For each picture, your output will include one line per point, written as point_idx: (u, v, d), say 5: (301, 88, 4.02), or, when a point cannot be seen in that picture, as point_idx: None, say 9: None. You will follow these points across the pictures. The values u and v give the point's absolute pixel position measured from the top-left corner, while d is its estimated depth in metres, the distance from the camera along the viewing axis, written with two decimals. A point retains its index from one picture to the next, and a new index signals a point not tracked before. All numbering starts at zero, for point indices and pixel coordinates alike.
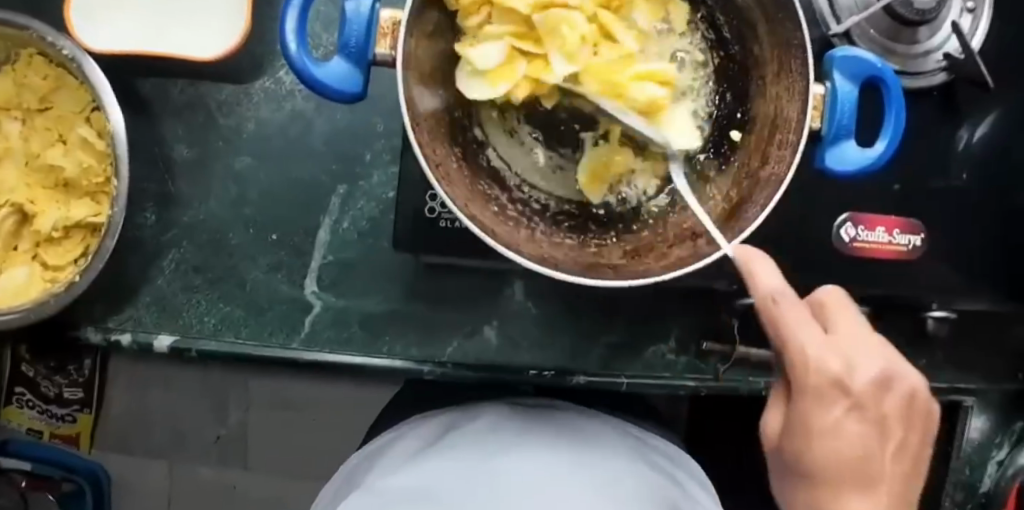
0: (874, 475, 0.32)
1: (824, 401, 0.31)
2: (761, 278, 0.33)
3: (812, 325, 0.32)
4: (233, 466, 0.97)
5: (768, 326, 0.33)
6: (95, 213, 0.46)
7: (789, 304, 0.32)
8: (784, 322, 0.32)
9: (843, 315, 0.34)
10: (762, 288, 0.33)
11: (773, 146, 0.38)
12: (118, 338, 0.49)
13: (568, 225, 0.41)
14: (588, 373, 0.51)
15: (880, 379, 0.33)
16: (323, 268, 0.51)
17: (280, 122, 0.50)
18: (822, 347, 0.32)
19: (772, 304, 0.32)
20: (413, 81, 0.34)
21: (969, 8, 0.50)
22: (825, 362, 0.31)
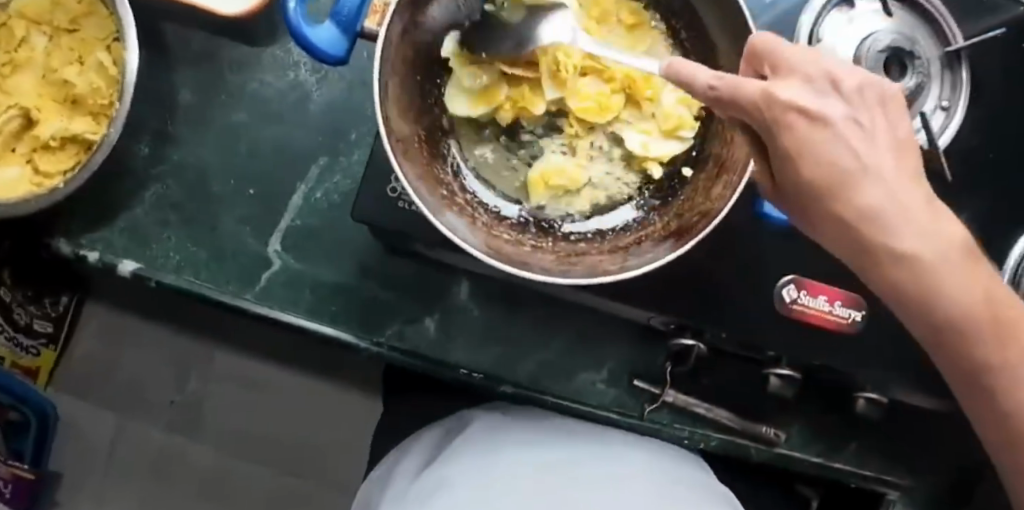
0: (923, 205, 0.33)
1: (874, 189, 0.32)
2: (707, 78, 0.31)
3: (824, 116, 0.31)
4: (181, 435, 0.96)
5: (769, 129, 0.31)
6: (92, 131, 0.49)
7: (786, 107, 0.30)
8: (788, 123, 0.30)
9: (802, 55, 0.32)
10: (734, 92, 0.30)
11: (716, 185, 0.40)
12: (86, 255, 0.52)
13: (511, 221, 0.43)
14: (518, 385, 0.52)
15: (862, 86, 0.32)
16: (289, 230, 0.53)
17: (281, 88, 0.54)
18: (823, 141, 0.31)
19: (789, 108, 0.30)
20: (392, 56, 0.38)
21: (943, 107, 0.51)
22: (822, 149, 0.31)
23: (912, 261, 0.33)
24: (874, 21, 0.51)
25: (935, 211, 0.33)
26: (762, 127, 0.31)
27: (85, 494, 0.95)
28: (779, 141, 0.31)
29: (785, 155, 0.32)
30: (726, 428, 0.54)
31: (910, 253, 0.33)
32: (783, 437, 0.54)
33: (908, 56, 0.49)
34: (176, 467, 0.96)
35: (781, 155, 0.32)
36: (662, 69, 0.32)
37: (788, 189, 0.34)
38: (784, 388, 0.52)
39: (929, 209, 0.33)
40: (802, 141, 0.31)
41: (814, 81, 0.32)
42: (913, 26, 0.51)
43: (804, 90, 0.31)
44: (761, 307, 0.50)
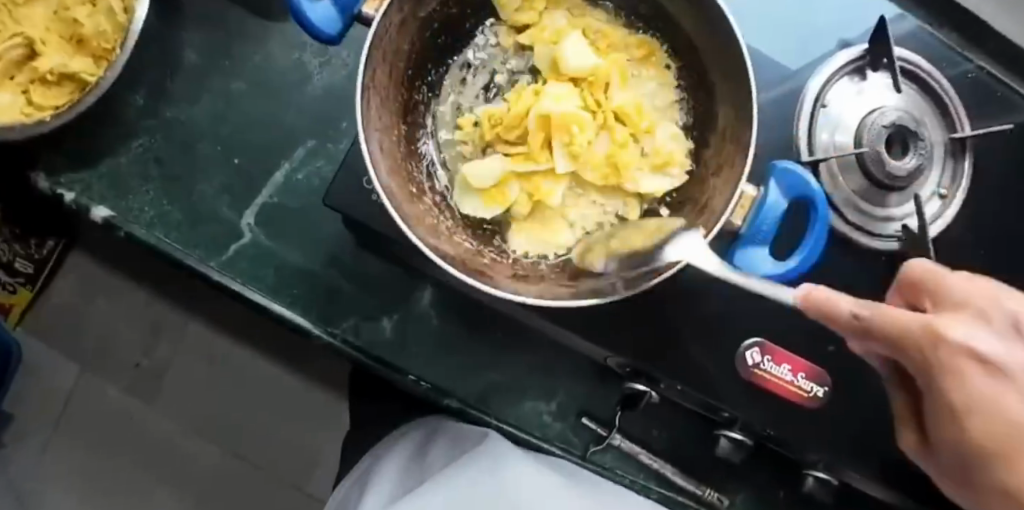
0: None
1: (994, 424, 0.29)
2: (846, 305, 0.32)
3: (995, 359, 0.29)
4: (138, 398, 0.95)
5: (924, 368, 0.30)
6: (88, 72, 0.50)
7: (957, 349, 0.29)
8: (952, 371, 0.29)
9: (982, 291, 0.32)
10: (881, 320, 0.31)
11: (688, 230, 0.40)
12: (63, 194, 0.51)
13: (472, 230, 0.43)
14: (464, 401, 0.52)
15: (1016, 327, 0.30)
16: (265, 206, 0.53)
17: (285, 64, 0.53)
18: (1001, 393, 0.29)
19: (958, 351, 0.29)
20: (383, 45, 0.37)
21: (940, 194, 0.51)
22: (991, 404, 0.29)
23: (1004, 492, 0.30)
24: (885, 96, 0.50)
25: None
26: (886, 346, 0.32)
27: (32, 441, 0.93)
28: (939, 383, 0.30)
29: (943, 403, 0.31)
30: (669, 482, 0.53)
31: (1007, 479, 0.30)
32: (725, 502, 0.53)
33: (909, 135, 0.49)
34: (128, 429, 0.94)
35: (938, 402, 0.31)
36: (798, 293, 0.35)
37: (942, 443, 0.33)
38: (732, 452, 0.51)
39: None
40: (967, 397, 0.30)
41: (999, 326, 0.30)
42: (923, 109, 0.51)
43: (977, 328, 0.30)
44: (718, 364, 0.49)
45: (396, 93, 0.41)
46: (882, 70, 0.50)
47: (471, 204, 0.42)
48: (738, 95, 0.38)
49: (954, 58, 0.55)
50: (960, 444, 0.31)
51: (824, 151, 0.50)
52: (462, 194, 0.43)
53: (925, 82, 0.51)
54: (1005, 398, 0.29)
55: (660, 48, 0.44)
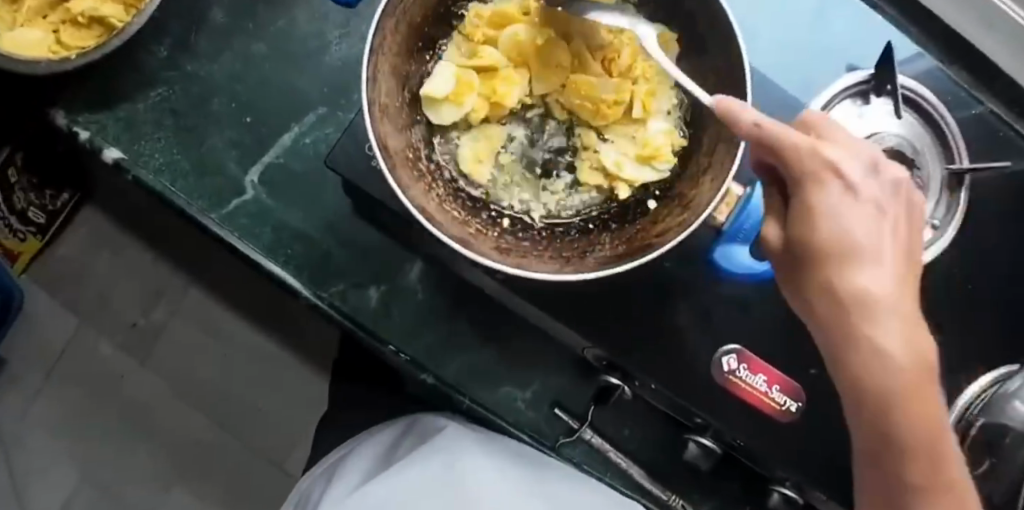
0: (907, 287, 0.33)
1: (850, 234, 0.32)
2: (750, 117, 0.32)
3: (855, 187, 0.32)
4: (132, 358, 0.96)
5: (798, 177, 0.33)
6: (118, 18, 0.52)
7: (819, 161, 0.32)
8: (813, 178, 0.32)
9: (857, 144, 0.34)
10: (775, 131, 0.31)
11: (672, 222, 0.40)
12: (78, 132, 0.53)
13: (459, 201, 0.43)
14: (440, 378, 0.52)
15: (890, 180, 0.34)
16: (270, 165, 0.54)
17: (306, 32, 0.55)
18: (850, 212, 0.32)
19: (823, 164, 0.32)
20: (396, 9, 0.39)
21: (933, 224, 0.51)
22: (838, 216, 0.32)
23: (873, 317, 0.31)
24: (885, 121, 0.51)
25: (905, 285, 0.32)
26: (774, 158, 0.33)
27: (24, 389, 0.95)
28: (808, 194, 0.32)
29: (805, 208, 0.33)
30: (636, 483, 0.53)
31: (857, 288, 0.32)
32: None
33: (905, 162, 0.50)
34: (118, 387, 0.96)
35: (800, 207, 0.33)
36: (712, 103, 0.34)
37: (795, 248, 0.34)
38: (700, 457, 0.51)
39: (901, 283, 0.32)
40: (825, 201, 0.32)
41: (860, 158, 0.33)
42: (922, 137, 0.51)
43: (851, 157, 0.33)
44: (696, 368, 0.49)
45: (405, 59, 0.42)
46: (886, 96, 0.51)
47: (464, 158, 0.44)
48: (735, 93, 0.39)
49: (965, 100, 0.55)
50: (813, 257, 0.33)
51: None
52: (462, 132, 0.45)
53: (929, 112, 0.52)
54: (846, 205, 0.32)
55: (676, 36, 0.44)
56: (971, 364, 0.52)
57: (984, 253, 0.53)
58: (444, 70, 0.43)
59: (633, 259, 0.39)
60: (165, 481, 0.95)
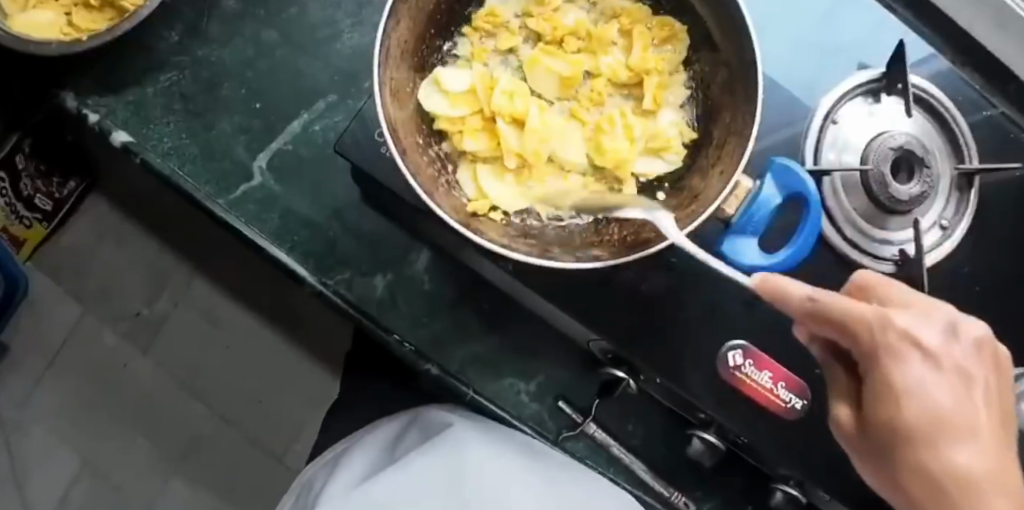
0: (1004, 464, 0.34)
1: (965, 416, 0.35)
2: (802, 290, 0.37)
3: (934, 355, 0.36)
4: (134, 347, 0.96)
5: (873, 349, 0.36)
6: (131, 1, 0.52)
7: (898, 335, 0.36)
8: (892, 352, 0.36)
9: (909, 299, 0.38)
10: (832, 307, 0.36)
11: (681, 214, 0.40)
12: (87, 114, 0.53)
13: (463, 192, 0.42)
14: (444, 369, 0.52)
15: (977, 345, 0.37)
16: (279, 151, 0.54)
17: (318, 20, 0.55)
18: (931, 381, 0.35)
19: (895, 337, 0.36)
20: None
21: (942, 225, 0.51)
22: (922, 391, 0.35)
23: (944, 464, 0.33)
24: (896, 119, 0.51)
25: (1000, 455, 0.34)
26: (836, 332, 0.37)
27: (24, 376, 0.95)
28: (883, 364, 0.36)
29: (891, 387, 0.36)
30: (639, 479, 0.53)
31: (954, 462, 0.33)
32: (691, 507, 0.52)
33: (915, 161, 0.49)
34: (119, 376, 0.96)
35: (881, 383, 0.37)
36: (753, 281, 0.39)
37: (875, 427, 0.37)
38: (703, 454, 0.51)
39: (998, 458, 0.34)
40: (905, 376, 0.35)
41: (938, 323, 0.37)
42: (933, 136, 0.51)
43: (926, 326, 0.36)
44: (701, 363, 0.49)
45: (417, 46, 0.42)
46: (897, 94, 0.51)
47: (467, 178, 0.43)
48: (746, 84, 0.39)
49: (976, 100, 0.55)
50: (888, 416, 0.36)
51: None
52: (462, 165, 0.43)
53: (940, 112, 0.52)
54: (945, 383, 0.35)
55: (684, 32, 0.44)
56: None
57: (992, 254, 0.52)
58: (449, 71, 0.43)
59: (641, 249, 0.39)
60: (163, 471, 0.94)
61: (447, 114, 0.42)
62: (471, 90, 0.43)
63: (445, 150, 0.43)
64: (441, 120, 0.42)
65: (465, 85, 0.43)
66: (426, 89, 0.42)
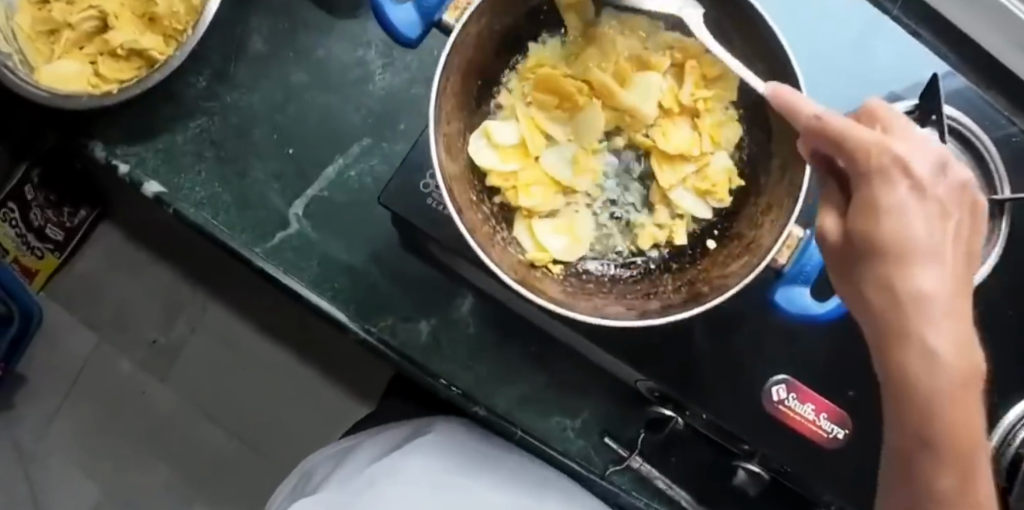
0: (961, 294, 0.28)
1: (938, 254, 0.28)
2: (810, 109, 0.29)
3: (922, 183, 0.28)
4: (150, 374, 0.96)
5: (863, 170, 0.28)
6: (158, 51, 0.51)
7: (892, 155, 0.28)
8: (884, 171, 0.28)
9: (914, 132, 0.30)
10: (837, 127, 0.28)
11: (733, 264, 0.40)
12: (118, 165, 0.53)
13: (516, 246, 0.41)
14: (491, 409, 0.53)
15: (953, 181, 0.29)
16: (315, 198, 0.54)
17: (347, 61, 0.54)
18: (908, 206, 0.27)
19: (888, 156, 0.28)
20: (462, 57, 0.39)
21: None
22: (900, 209, 0.28)
23: (907, 285, 0.27)
24: None
25: (963, 298, 0.28)
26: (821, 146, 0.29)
27: (42, 407, 0.94)
28: (869, 187, 0.28)
29: (863, 201, 0.28)
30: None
31: (914, 284, 0.27)
32: None
33: None
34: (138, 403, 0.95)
35: (863, 201, 0.28)
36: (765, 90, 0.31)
37: (851, 248, 0.29)
38: (749, 483, 0.52)
39: (969, 322, 0.28)
40: (897, 199, 0.27)
41: (928, 151, 0.29)
42: (962, 163, 0.52)
43: (920, 152, 0.28)
44: (745, 399, 0.50)
45: (465, 101, 0.41)
46: (931, 125, 0.50)
47: (522, 233, 0.41)
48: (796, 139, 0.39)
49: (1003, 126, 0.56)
50: (857, 228, 0.29)
51: None
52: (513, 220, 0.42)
53: (969, 139, 0.52)
54: (922, 204, 0.28)
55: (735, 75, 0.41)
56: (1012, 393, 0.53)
57: None
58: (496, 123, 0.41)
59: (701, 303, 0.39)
60: (185, 497, 0.94)
61: (499, 170, 0.41)
62: (520, 142, 0.42)
63: (497, 205, 0.42)
64: (492, 175, 0.41)
65: (512, 137, 0.42)
66: (475, 142, 0.41)
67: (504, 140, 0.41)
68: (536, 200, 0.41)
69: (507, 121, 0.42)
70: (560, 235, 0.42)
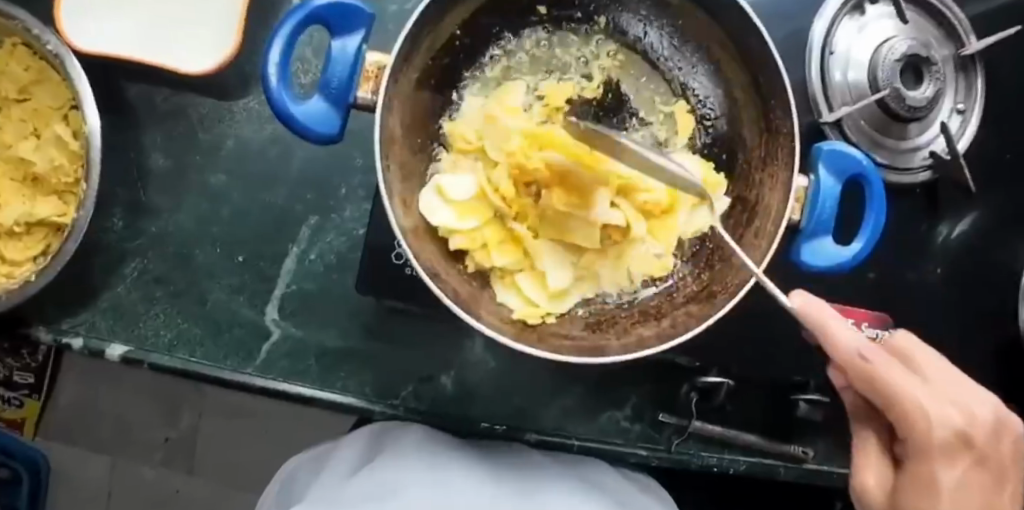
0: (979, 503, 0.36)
1: (957, 462, 0.35)
2: (853, 345, 0.34)
3: (966, 436, 0.35)
4: (177, 469, 0.83)
5: (884, 396, 0.34)
6: (59, 213, 0.45)
7: (946, 431, 0.34)
8: (945, 453, 0.35)
9: (941, 368, 0.36)
10: (870, 360, 0.33)
11: (749, 234, 0.40)
12: (70, 341, 0.47)
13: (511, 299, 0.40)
14: (541, 432, 0.51)
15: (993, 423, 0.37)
16: (285, 296, 0.50)
17: (261, 143, 0.50)
18: (914, 386, 0.34)
19: (954, 434, 0.35)
20: (393, 127, 0.36)
21: (959, 110, 0.52)
22: (933, 480, 0.35)
23: None
24: (889, 27, 0.50)
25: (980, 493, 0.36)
26: (879, 401, 0.34)
27: None
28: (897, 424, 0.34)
29: (922, 476, 0.35)
30: (760, 453, 0.53)
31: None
32: (811, 453, 0.53)
33: (922, 63, 0.49)
34: (177, 505, 0.83)
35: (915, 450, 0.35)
36: (795, 304, 0.35)
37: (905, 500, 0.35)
38: (812, 412, 0.53)
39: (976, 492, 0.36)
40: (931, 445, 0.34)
41: (965, 396, 0.36)
42: (924, 27, 0.51)
43: (927, 357, 0.36)
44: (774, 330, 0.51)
45: (411, 170, 0.38)
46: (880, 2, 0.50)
47: (508, 296, 0.40)
48: (773, 87, 0.38)
49: None
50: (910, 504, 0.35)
51: (840, 97, 0.50)
52: (495, 282, 0.40)
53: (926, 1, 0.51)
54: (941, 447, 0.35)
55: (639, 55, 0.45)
56: (994, 238, 0.55)
57: (987, 119, 0.54)
58: (447, 182, 0.40)
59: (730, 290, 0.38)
60: None
61: (460, 227, 0.38)
62: (476, 195, 0.40)
63: (472, 269, 0.40)
64: (453, 235, 0.39)
65: (470, 193, 0.40)
66: (429, 199, 0.39)
67: (461, 198, 0.39)
68: (508, 256, 0.40)
69: (458, 175, 0.40)
70: (536, 282, 0.40)
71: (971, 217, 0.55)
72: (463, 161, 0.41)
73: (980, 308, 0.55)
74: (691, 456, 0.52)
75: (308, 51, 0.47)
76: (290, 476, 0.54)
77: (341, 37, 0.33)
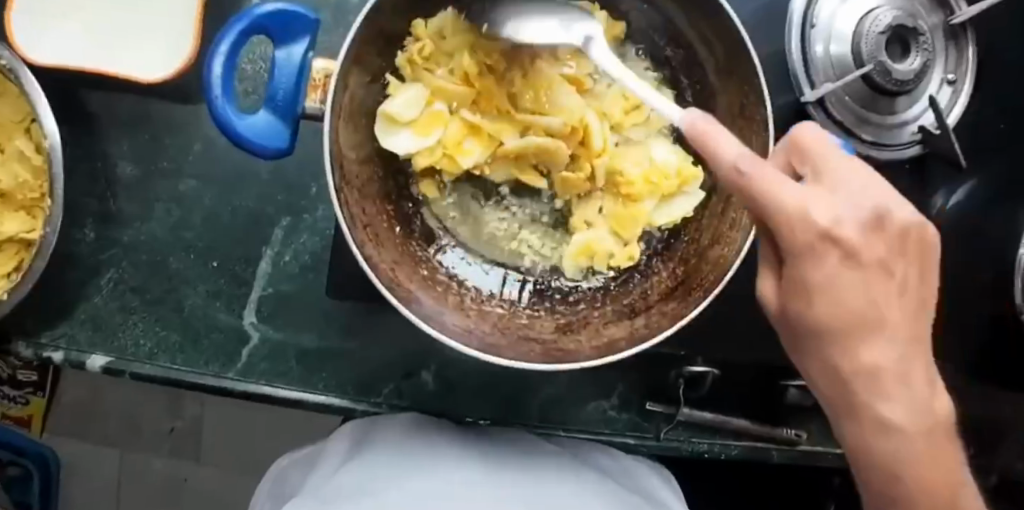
0: (882, 317, 0.30)
1: (862, 257, 0.28)
2: (730, 153, 0.26)
3: (854, 251, 0.28)
4: (185, 458, 0.82)
5: (772, 218, 0.27)
6: (27, 229, 0.45)
7: (812, 232, 0.27)
8: (814, 256, 0.27)
9: (848, 171, 0.29)
10: (758, 181, 0.26)
11: (725, 226, 0.38)
12: (51, 356, 0.48)
13: (471, 296, 0.41)
14: (527, 424, 0.51)
15: (901, 229, 0.29)
16: (262, 299, 0.49)
17: (227, 146, 0.49)
18: (804, 199, 0.26)
19: (823, 236, 0.27)
20: (343, 134, 0.35)
21: (950, 80, 0.50)
22: (831, 293, 0.28)
23: (858, 365, 0.31)
24: None
25: (902, 347, 0.31)
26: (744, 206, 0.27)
27: None
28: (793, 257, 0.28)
29: (795, 281, 0.29)
30: (751, 435, 0.52)
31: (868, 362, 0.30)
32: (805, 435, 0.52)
33: (908, 34, 0.47)
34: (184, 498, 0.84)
35: (794, 285, 0.29)
36: (684, 121, 0.28)
37: (789, 319, 0.31)
38: (804, 397, 0.52)
39: (904, 340, 0.31)
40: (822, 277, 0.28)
41: (863, 211, 0.28)
42: None
43: (856, 210, 0.28)
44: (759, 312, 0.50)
45: (365, 181, 0.37)
46: None
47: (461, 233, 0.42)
48: (743, 70, 0.36)
49: None
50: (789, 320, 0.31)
51: (824, 72, 0.48)
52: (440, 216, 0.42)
53: None
54: (839, 269, 0.28)
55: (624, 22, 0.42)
56: (995, 208, 0.53)
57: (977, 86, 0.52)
58: (404, 105, 0.38)
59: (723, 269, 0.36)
60: None
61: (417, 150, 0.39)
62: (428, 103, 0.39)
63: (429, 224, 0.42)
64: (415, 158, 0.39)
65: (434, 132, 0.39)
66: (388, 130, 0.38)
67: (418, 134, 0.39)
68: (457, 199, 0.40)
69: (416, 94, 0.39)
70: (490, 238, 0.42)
71: (964, 187, 0.53)
72: (422, 75, 0.39)
73: (974, 280, 0.54)
74: (681, 442, 0.51)
75: (267, 49, 0.46)
76: (281, 472, 0.54)
77: (286, 46, 0.33)
